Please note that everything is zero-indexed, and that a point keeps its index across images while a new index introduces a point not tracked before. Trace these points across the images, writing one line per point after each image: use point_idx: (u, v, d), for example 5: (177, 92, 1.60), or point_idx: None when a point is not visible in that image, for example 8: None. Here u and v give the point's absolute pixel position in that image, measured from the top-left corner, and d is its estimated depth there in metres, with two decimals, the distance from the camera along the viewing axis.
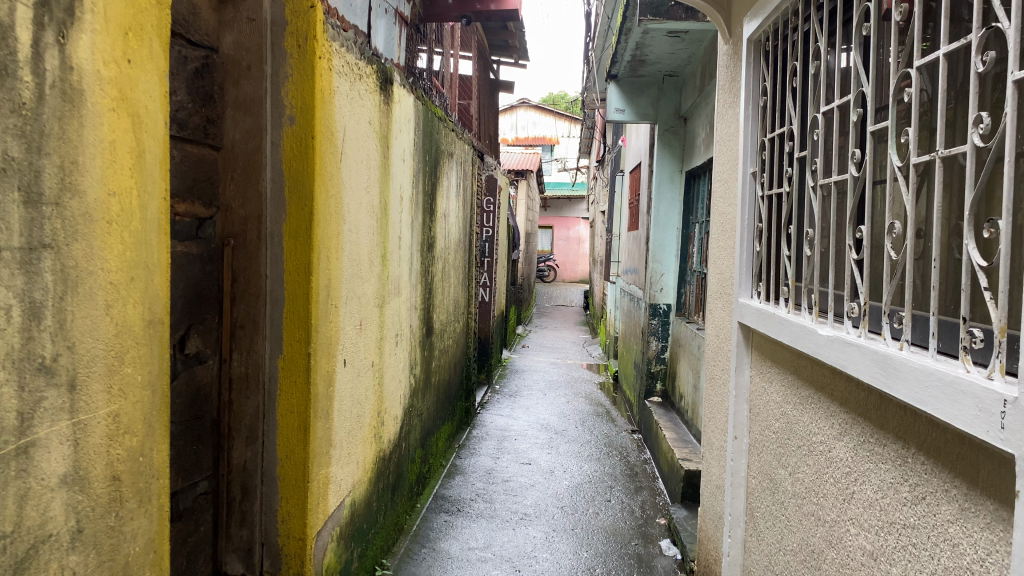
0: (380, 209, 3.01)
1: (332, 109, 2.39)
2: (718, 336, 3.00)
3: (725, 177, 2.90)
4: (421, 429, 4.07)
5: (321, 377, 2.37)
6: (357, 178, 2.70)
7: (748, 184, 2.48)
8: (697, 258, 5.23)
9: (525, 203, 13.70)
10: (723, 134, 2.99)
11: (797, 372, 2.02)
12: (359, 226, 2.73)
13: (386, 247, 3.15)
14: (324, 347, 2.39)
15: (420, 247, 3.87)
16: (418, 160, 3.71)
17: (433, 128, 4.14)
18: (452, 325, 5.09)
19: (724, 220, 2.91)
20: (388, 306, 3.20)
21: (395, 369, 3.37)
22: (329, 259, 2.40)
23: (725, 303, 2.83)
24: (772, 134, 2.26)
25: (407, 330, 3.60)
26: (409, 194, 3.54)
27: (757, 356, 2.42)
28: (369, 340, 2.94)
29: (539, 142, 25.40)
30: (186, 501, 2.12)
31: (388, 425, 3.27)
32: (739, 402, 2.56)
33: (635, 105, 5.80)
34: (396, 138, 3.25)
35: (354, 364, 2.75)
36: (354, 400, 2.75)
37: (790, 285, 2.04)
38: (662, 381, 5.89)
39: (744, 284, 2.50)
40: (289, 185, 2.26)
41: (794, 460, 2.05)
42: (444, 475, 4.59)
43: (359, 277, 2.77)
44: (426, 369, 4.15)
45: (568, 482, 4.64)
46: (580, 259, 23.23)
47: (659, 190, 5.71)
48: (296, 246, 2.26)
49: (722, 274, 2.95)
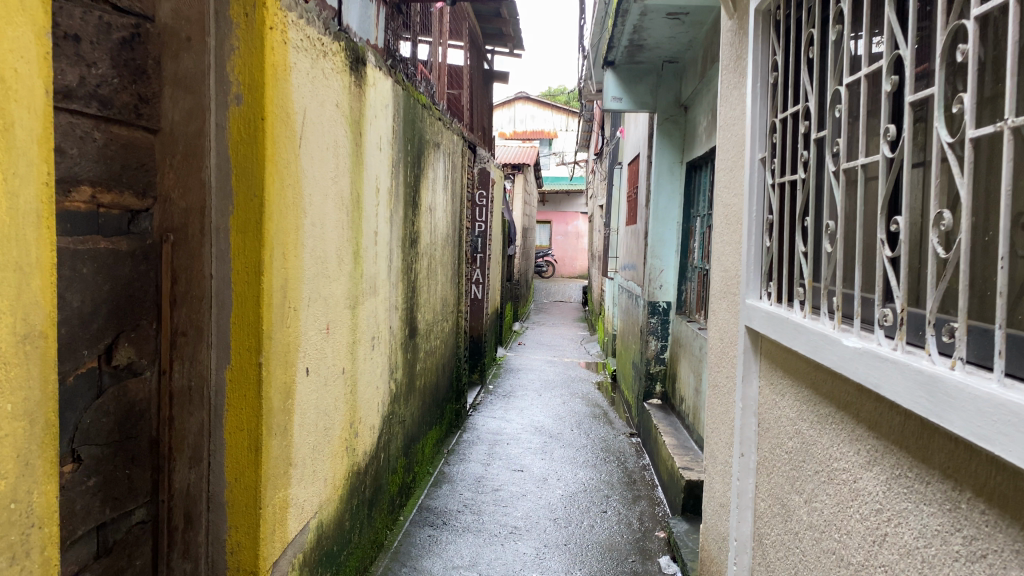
0: (350, 201, 2.73)
1: (288, 88, 2.12)
2: (721, 339, 2.73)
3: (730, 164, 2.63)
4: (404, 437, 3.81)
5: (276, 390, 2.11)
6: (322, 166, 2.43)
7: (756, 170, 2.22)
8: (699, 254, 4.96)
9: (522, 196, 13.41)
10: (728, 118, 2.73)
11: (816, 387, 1.75)
12: (324, 220, 2.46)
13: (359, 243, 2.88)
14: (280, 356, 2.13)
15: (401, 243, 3.60)
16: (398, 149, 3.44)
17: (416, 116, 3.86)
18: (440, 325, 4.83)
19: (728, 212, 2.65)
20: (362, 306, 2.93)
21: (371, 376, 3.10)
22: (286, 257, 2.14)
23: (731, 303, 2.56)
24: (785, 114, 2.00)
25: (386, 331, 3.33)
26: (387, 187, 3.27)
27: (768, 364, 2.16)
28: (339, 345, 2.67)
29: (539, 136, 25.11)
30: (118, 533, 1.85)
31: (363, 437, 3.01)
32: (747, 415, 2.29)
33: (633, 93, 5.52)
34: (371, 124, 2.97)
35: (320, 372, 2.48)
36: (319, 413, 2.48)
37: (808, 286, 1.77)
38: (662, 382, 5.62)
39: (752, 284, 2.23)
40: (235, 174, 2.01)
41: (811, 487, 1.78)
42: (430, 484, 4.33)
43: (325, 276, 2.51)
44: (409, 373, 3.89)
45: (563, 491, 4.38)
46: (579, 255, 22.97)
47: (658, 181, 5.46)
48: (244, 242, 2.01)
49: (726, 272, 2.69)
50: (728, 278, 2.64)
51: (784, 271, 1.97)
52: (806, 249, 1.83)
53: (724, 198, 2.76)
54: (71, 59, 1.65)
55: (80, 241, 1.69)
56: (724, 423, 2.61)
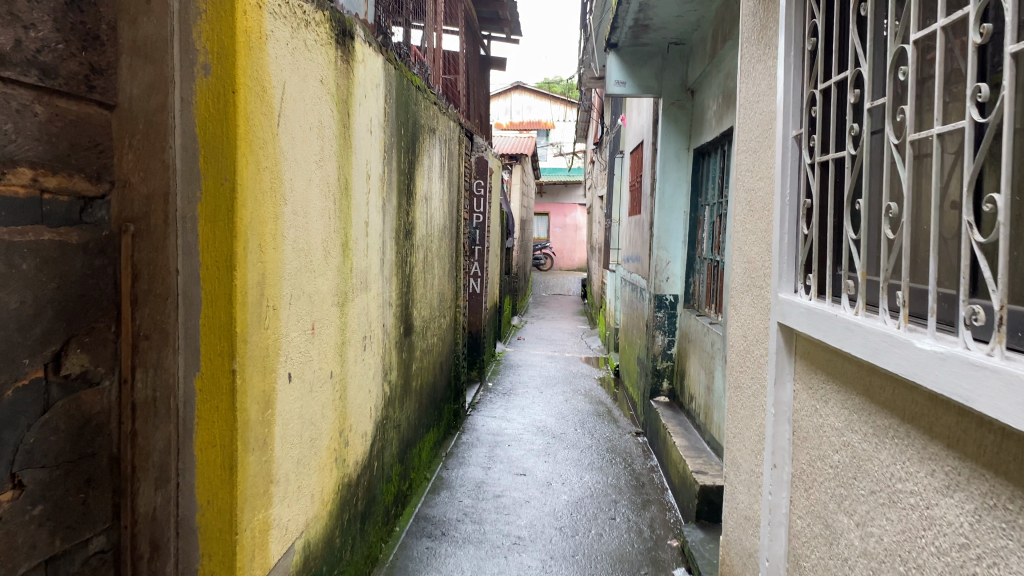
0: (337, 189, 2.49)
1: (264, 58, 1.88)
2: (745, 336, 2.51)
3: (757, 144, 2.40)
4: (399, 442, 3.58)
5: (252, 400, 1.87)
6: (304, 149, 2.19)
7: (791, 148, 1.98)
8: (708, 245, 4.72)
9: (520, 187, 13.19)
10: (752, 95, 2.49)
11: (871, 394, 1.52)
12: (307, 209, 2.22)
13: (348, 235, 2.63)
14: (258, 362, 1.89)
15: (395, 236, 3.36)
16: (390, 134, 3.20)
17: (410, 99, 3.62)
18: (437, 322, 4.59)
19: (754, 197, 2.42)
20: (352, 304, 2.69)
21: (363, 381, 2.86)
22: (263, 250, 1.91)
23: (758, 297, 2.33)
24: (827, 84, 1.76)
25: (378, 330, 3.10)
26: (379, 175, 3.03)
27: (807, 367, 1.92)
28: (326, 347, 2.44)
29: (535, 127, 24.86)
30: (72, 568, 1.59)
31: (354, 446, 2.77)
32: (780, 422, 2.06)
33: (637, 76, 5.26)
34: (360, 105, 2.73)
35: (305, 377, 2.25)
36: (304, 422, 2.25)
37: (861, 278, 1.53)
38: (669, 379, 5.39)
39: (786, 277, 2.00)
40: (203, 154, 1.77)
41: (864, 509, 1.55)
42: (428, 491, 4.10)
43: (310, 272, 2.27)
44: (405, 373, 3.66)
45: (568, 496, 4.15)
46: (577, 247, 22.77)
47: (664, 169, 5.23)
48: (214, 232, 1.78)
49: (750, 263, 2.46)
50: (754, 269, 2.40)
51: (828, 261, 1.74)
52: (858, 237, 1.59)
53: (748, 183, 2.53)
54: (3, 16, 1.38)
55: (18, 232, 1.43)
56: (751, 428, 2.38)
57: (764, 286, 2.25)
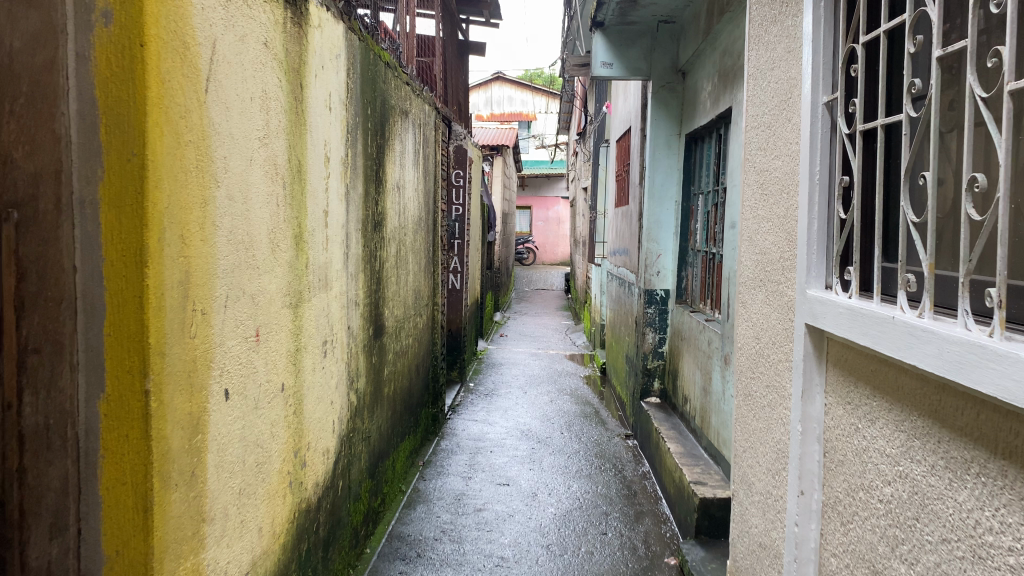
0: (287, 172, 2.15)
1: (183, 5, 1.53)
2: (758, 337, 2.20)
3: (774, 117, 2.08)
4: (369, 455, 3.24)
5: (175, 427, 1.53)
6: (241, 123, 1.84)
7: (826, 115, 1.67)
8: (703, 236, 4.41)
9: (501, 178, 12.86)
10: (765, 61, 2.18)
11: (945, 418, 1.20)
12: (247, 193, 1.88)
13: (303, 226, 2.30)
14: (180, 379, 1.54)
15: (361, 227, 3.02)
16: (354, 114, 2.86)
17: (378, 76, 3.27)
18: (412, 321, 4.26)
19: (770, 178, 2.11)
20: (308, 305, 2.36)
21: (323, 392, 2.52)
22: (186, 242, 1.56)
23: (777, 293, 2.03)
24: (873, 35, 1.44)
25: (342, 332, 2.76)
26: (340, 158, 2.68)
27: (845, 378, 1.61)
28: (275, 356, 2.09)
29: (516, 119, 24.51)
30: None
31: (313, 467, 2.43)
32: (808, 441, 1.75)
33: (624, 58, 4.95)
34: (316, 77, 2.39)
35: (247, 392, 1.91)
36: (247, 445, 1.91)
37: (930, 271, 1.23)
38: (660, 379, 5.07)
39: (815, 269, 1.69)
40: (105, 123, 1.41)
41: (931, 560, 1.24)
42: (403, 505, 3.77)
43: (253, 268, 1.93)
44: (376, 380, 3.32)
45: (555, 509, 3.83)
46: (560, 241, 22.45)
47: (654, 156, 4.91)
48: (119, 219, 1.41)
49: (764, 254, 2.15)
50: (770, 261, 2.10)
51: (876, 250, 1.42)
52: (922, 220, 1.28)
53: (760, 163, 2.22)
54: None
55: None
56: (769, 443, 2.08)
57: (785, 281, 1.94)
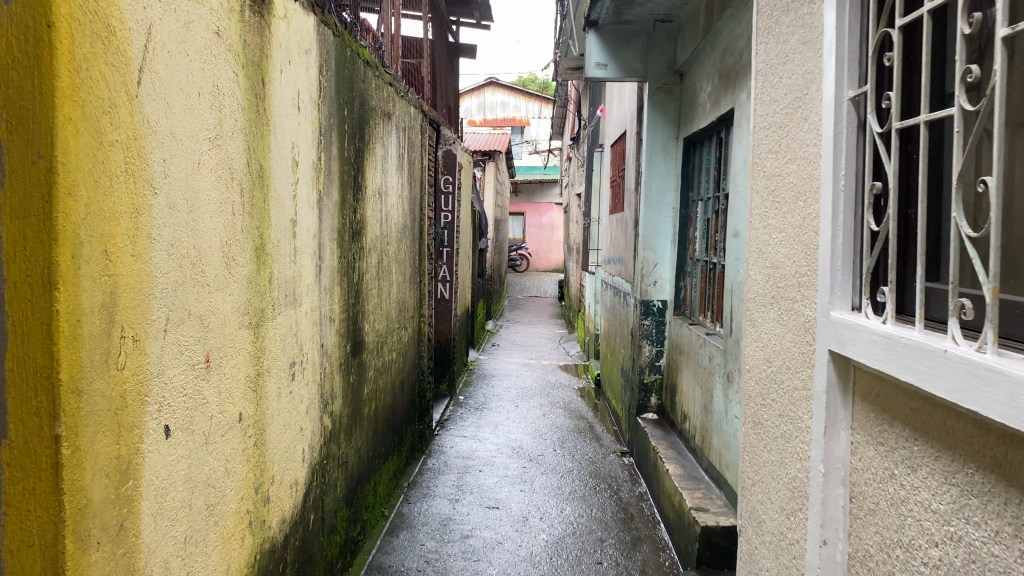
0: (244, 178, 1.93)
1: None
2: (771, 360, 1.98)
3: (788, 115, 1.87)
4: (346, 482, 3.01)
5: (96, 477, 1.30)
6: (186, 121, 1.62)
7: (852, 112, 1.47)
8: (702, 245, 4.20)
9: (494, 184, 12.66)
10: (776, 55, 1.97)
11: (1016, 477, 0.99)
12: (195, 201, 1.66)
13: (265, 237, 2.07)
14: (102, 419, 1.32)
15: (337, 237, 2.80)
16: (328, 115, 2.64)
17: (356, 74, 3.05)
18: (396, 335, 4.03)
19: (784, 184, 1.90)
20: (272, 323, 2.13)
21: (290, 419, 2.29)
22: (111, 260, 1.34)
23: (793, 312, 1.81)
24: (912, 16, 1.23)
25: (314, 351, 2.53)
26: (312, 162, 2.46)
27: (877, 414, 1.39)
28: (231, 383, 1.86)
29: (509, 124, 24.34)
30: None
31: (278, 502, 2.19)
32: (832, 483, 1.53)
33: (619, 59, 4.75)
34: (281, 73, 2.17)
35: (195, 426, 1.68)
36: (194, 487, 1.68)
37: (993, 297, 1.02)
38: (658, 394, 4.85)
39: (841, 288, 1.48)
40: (7, 119, 1.21)
41: None
42: (384, 532, 3.53)
43: (202, 285, 1.70)
44: (354, 401, 3.09)
45: (546, 536, 3.60)
46: (554, 248, 22.26)
47: (650, 160, 4.70)
48: (24, 233, 1.20)
49: (776, 268, 1.95)
50: (783, 276, 1.89)
51: (919, 267, 1.22)
52: (980, 234, 1.07)
53: (771, 167, 2.02)
54: None
55: None
56: (784, 479, 1.85)
57: (803, 299, 1.73)
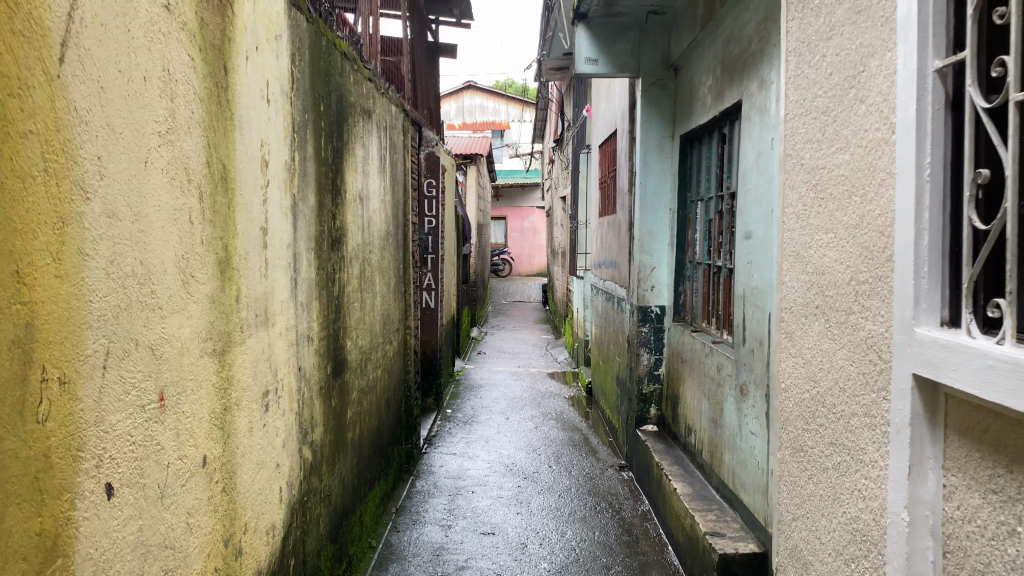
0: (204, 180, 1.64)
1: None
2: (816, 378, 1.73)
3: (837, 99, 1.62)
4: (330, 518, 2.72)
5: (6, 566, 1.01)
6: (128, 110, 1.33)
7: (939, 87, 1.25)
8: (703, 247, 3.96)
9: (475, 188, 12.37)
10: (818, 31, 1.73)
11: None
12: (141, 207, 1.37)
13: (231, 249, 1.79)
14: (15, 488, 1.03)
15: (315, 245, 2.52)
16: (302, 109, 2.35)
17: (333, 67, 2.77)
18: (381, 349, 3.75)
19: (830, 177, 1.65)
20: (240, 348, 1.84)
21: (264, 456, 2.00)
22: (25, 283, 1.05)
23: (849, 326, 1.55)
24: None
25: (291, 375, 2.24)
26: (283, 162, 2.18)
27: (982, 455, 1.14)
28: (192, 422, 1.57)
29: (488, 127, 24.09)
30: None
31: (252, 553, 1.90)
32: (917, 534, 1.27)
33: (611, 53, 4.51)
34: (247, 59, 1.89)
35: (147, 480, 1.39)
36: (147, 553, 1.38)
37: None
38: (658, 404, 4.60)
39: (928, 299, 1.25)
40: None
41: None
42: (373, 566, 3.25)
43: (153, 308, 1.41)
44: (336, 426, 2.80)
45: (548, 565, 3.32)
46: (536, 251, 22.02)
47: (645, 160, 4.43)
48: None
49: (821, 274, 1.69)
50: (831, 284, 1.64)
51: None
52: None
53: (811, 159, 1.77)
54: None
55: None
56: (841, 518, 1.60)
57: (863, 310, 1.49)
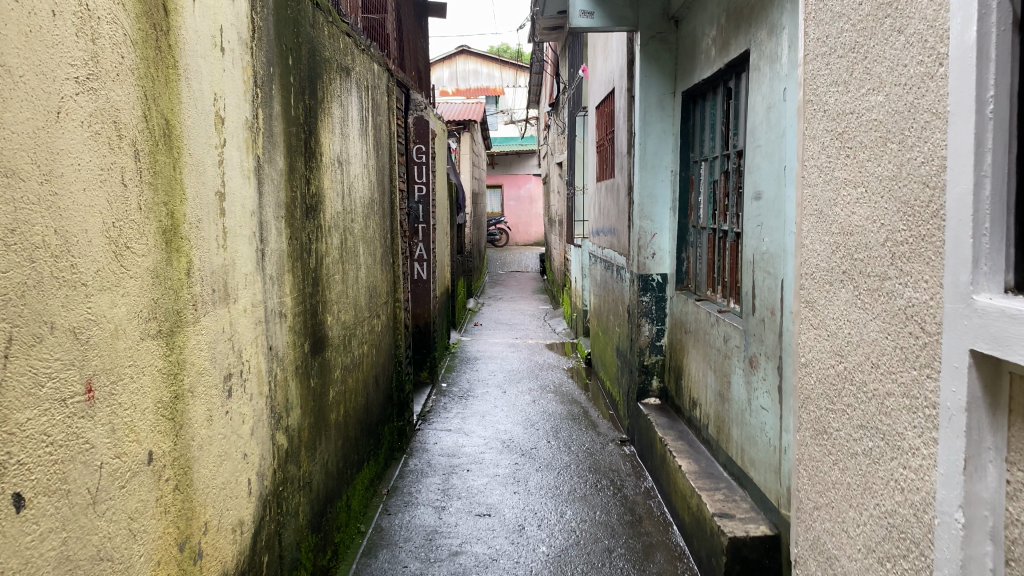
0: (141, 136, 1.43)
1: None
2: (842, 353, 1.53)
3: (869, 31, 1.40)
4: (312, 506, 2.55)
5: None
6: (34, 51, 1.12)
7: (1004, 4, 1.04)
8: (707, 211, 3.74)
9: (469, 154, 12.07)
10: None
11: None
12: (53, 165, 1.16)
13: (179, 217, 1.58)
14: None
15: (286, 212, 2.31)
16: (265, 61, 2.12)
17: (303, 16, 2.54)
18: (367, 324, 3.55)
19: (860, 123, 1.44)
20: (194, 329, 1.64)
21: (227, 446, 1.81)
22: None
23: (883, 294, 1.35)
24: None
25: (260, 354, 2.05)
26: (244, 119, 1.96)
27: None
28: (133, 414, 1.38)
29: (483, 92, 23.68)
30: None
31: (215, 554, 1.72)
32: (974, 538, 1.08)
33: (607, 5, 4.21)
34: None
35: (74, 485, 1.19)
36: (76, 568, 1.20)
37: None
38: (660, 376, 4.41)
39: (989, 261, 1.06)
40: None
41: None
42: (361, 553, 3.08)
43: (74, 285, 1.21)
44: (316, 406, 2.62)
45: (547, 548, 3.16)
46: (534, 220, 21.78)
47: (644, 119, 4.19)
48: None
49: (849, 235, 1.49)
50: (861, 245, 1.44)
51: None
52: None
53: (836, 103, 1.55)
54: None
55: None
56: (874, 510, 1.41)
57: (901, 275, 1.29)
